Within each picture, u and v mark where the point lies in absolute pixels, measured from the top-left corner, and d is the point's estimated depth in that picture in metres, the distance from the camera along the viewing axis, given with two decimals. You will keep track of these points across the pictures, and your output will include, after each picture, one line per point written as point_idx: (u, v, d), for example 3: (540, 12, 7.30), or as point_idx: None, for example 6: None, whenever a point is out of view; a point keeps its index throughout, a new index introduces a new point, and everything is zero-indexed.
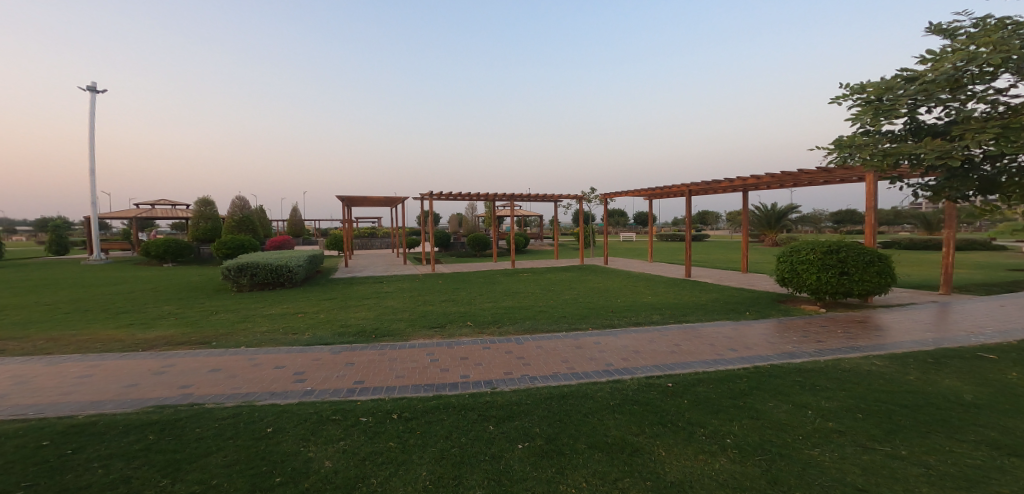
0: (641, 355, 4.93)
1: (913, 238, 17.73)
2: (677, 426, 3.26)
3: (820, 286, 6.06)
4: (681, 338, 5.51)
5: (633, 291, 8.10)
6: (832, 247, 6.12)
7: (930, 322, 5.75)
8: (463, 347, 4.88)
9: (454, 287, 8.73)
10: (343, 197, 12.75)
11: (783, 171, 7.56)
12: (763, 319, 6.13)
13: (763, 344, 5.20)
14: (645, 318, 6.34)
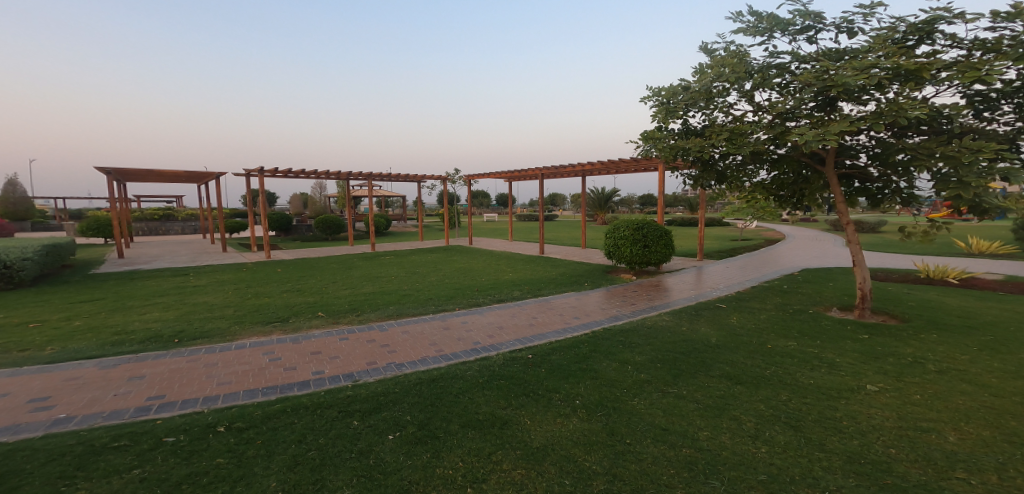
0: (506, 331, 5.14)
1: (711, 219, 21.66)
2: (536, 395, 3.48)
3: (632, 259, 6.99)
4: (537, 310, 5.89)
5: (494, 270, 8.38)
6: (638, 224, 7.08)
7: (693, 284, 7.18)
8: (316, 341, 4.52)
9: (299, 276, 8.02)
10: (100, 168, 10.06)
11: (609, 160, 8.42)
12: (596, 288, 6.87)
13: (597, 310, 5.87)
14: (497, 295, 6.64)
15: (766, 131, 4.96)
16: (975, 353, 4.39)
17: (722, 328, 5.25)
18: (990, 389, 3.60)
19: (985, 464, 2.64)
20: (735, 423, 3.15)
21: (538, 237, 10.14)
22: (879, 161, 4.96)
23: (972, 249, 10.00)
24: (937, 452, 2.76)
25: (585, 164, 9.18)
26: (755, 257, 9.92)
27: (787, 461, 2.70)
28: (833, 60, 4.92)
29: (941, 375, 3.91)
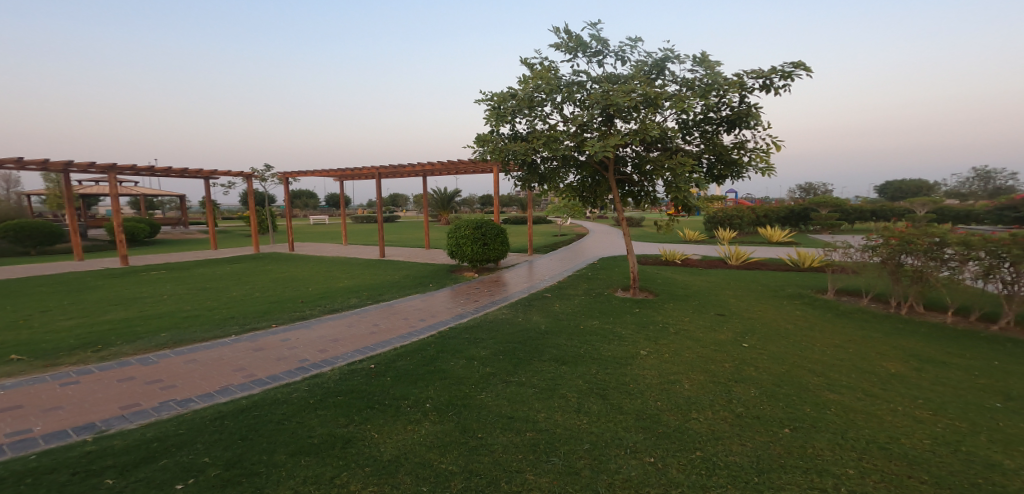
0: (341, 343, 4.73)
1: (542, 218, 23.79)
2: (385, 407, 3.29)
3: (473, 257, 7.17)
4: (381, 316, 5.62)
5: (329, 276, 7.72)
6: (477, 223, 7.30)
7: (528, 277, 7.78)
8: (14, 391, 3.40)
9: (51, 302, 6.14)
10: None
11: (449, 161, 8.43)
12: (443, 288, 6.92)
13: (443, 310, 5.89)
14: (330, 304, 6.10)
15: (571, 139, 5.71)
16: (713, 323, 5.87)
17: (543, 315, 5.85)
18: (709, 350, 4.89)
19: (703, 403, 3.56)
20: (561, 400, 3.53)
21: (379, 238, 9.60)
22: (640, 170, 6.24)
23: (685, 239, 13.07)
24: (681, 399, 3.64)
25: (424, 163, 9.03)
26: (570, 250, 11.24)
27: (600, 427, 3.15)
28: (613, 82, 5.87)
29: (689, 342, 5.15)
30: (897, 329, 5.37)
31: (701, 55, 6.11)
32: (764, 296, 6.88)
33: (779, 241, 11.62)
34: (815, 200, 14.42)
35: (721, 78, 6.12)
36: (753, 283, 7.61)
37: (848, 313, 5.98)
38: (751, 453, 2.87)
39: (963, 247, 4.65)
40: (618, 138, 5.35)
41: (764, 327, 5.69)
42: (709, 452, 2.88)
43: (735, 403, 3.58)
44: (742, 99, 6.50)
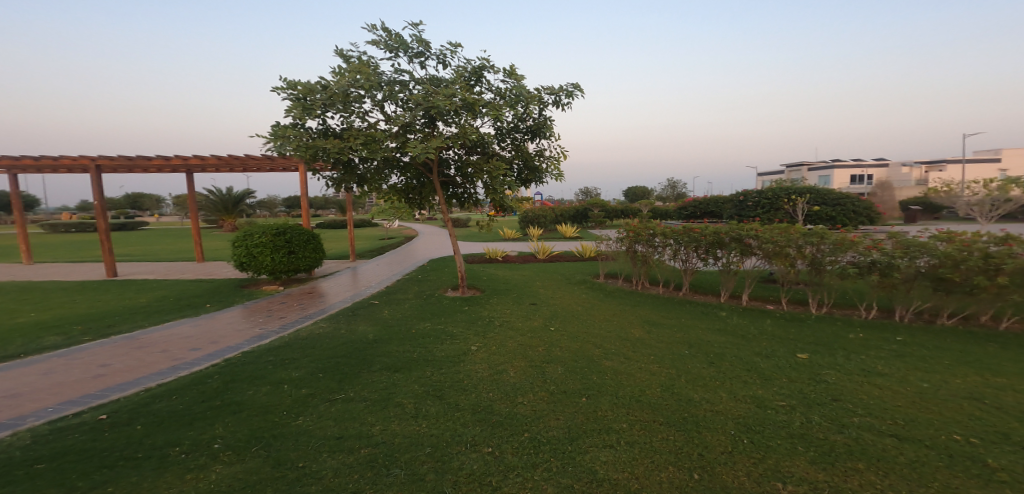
0: (27, 396, 3.43)
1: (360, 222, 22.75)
2: (133, 462, 2.60)
3: (275, 268, 6.30)
4: (119, 354, 4.32)
5: (55, 306, 5.86)
6: (279, 229, 6.43)
7: (349, 284, 7.34)
8: None
9: None
10: None
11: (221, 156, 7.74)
12: (230, 308, 5.88)
13: (231, 333, 5.03)
14: (54, 343, 4.57)
15: (395, 139, 5.59)
16: (530, 313, 6.51)
17: (365, 322, 5.57)
18: (527, 338, 5.42)
19: (521, 387, 3.95)
20: (400, 409, 3.44)
21: (104, 252, 7.85)
22: (461, 172, 6.50)
23: (502, 238, 14.13)
24: (508, 386, 3.98)
25: (186, 157, 7.97)
26: (401, 253, 10.95)
27: (439, 429, 3.17)
28: (435, 86, 5.94)
29: (512, 332, 5.61)
30: (650, 301, 6.84)
31: (509, 70, 6.74)
32: (564, 284, 7.93)
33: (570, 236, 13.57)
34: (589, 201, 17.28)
35: (524, 91, 6.80)
36: (555, 273, 8.67)
37: (612, 292, 7.34)
38: (563, 425, 3.31)
39: (663, 235, 6.70)
40: (439, 140, 5.42)
41: (564, 312, 6.61)
42: (534, 431, 3.20)
43: (549, 382, 4.10)
44: (540, 111, 7.32)
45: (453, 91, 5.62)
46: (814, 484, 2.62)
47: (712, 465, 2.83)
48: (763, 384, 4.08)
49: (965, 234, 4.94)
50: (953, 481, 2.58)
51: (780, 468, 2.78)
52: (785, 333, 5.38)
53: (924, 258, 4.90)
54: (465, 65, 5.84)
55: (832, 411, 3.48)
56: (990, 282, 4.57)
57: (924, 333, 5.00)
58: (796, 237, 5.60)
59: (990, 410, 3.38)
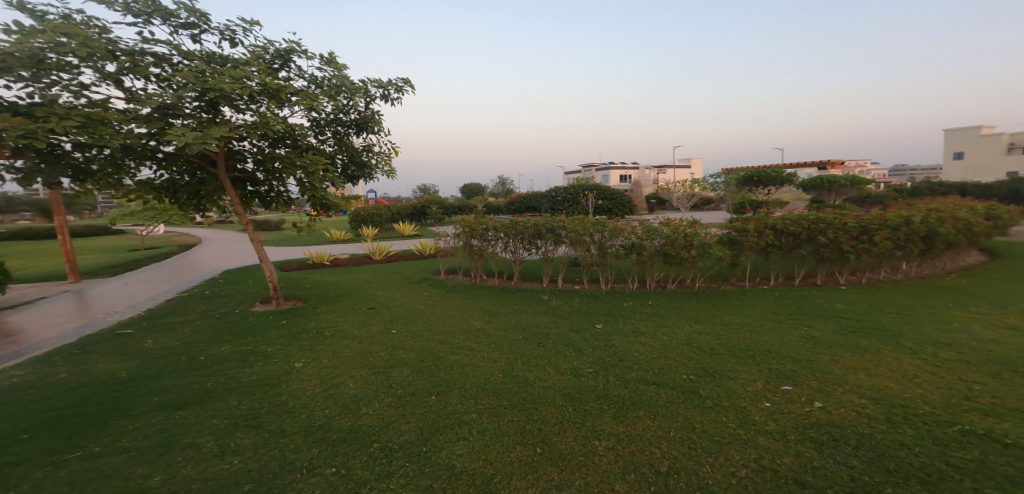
0: None
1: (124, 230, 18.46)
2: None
3: None
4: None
5: None
6: None
7: (66, 316, 5.80)
8: None
9: None
10: None
11: None
12: None
13: None
14: None
15: (148, 123, 4.36)
16: (368, 317, 6.15)
17: (140, 356, 4.46)
18: (367, 344, 5.13)
19: (370, 397, 3.76)
20: (192, 451, 2.86)
21: None
22: (264, 167, 5.71)
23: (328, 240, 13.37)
24: (350, 399, 3.71)
25: None
26: (166, 267, 9.11)
27: (262, 460, 2.79)
28: (216, 64, 5.02)
29: (350, 340, 5.23)
30: (487, 294, 7.13)
31: (327, 56, 6.14)
32: (405, 284, 7.87)
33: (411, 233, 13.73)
34: (427, 199, 18.06)
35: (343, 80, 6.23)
36: (400, 275, 8.52)
37: (455, 287, 7.52)
38: (414, 428, 3.28)
39: (495, 229, 7.02)
40: (224, 129, 4.52)
41: (405, 312, 6.51)
42: (385, 440, 3.09)
43: (395, 386, 4.01)
44: (367, 105, 6.94)
45: (247, 73, 4.76)
46: (619, 437, 3.18)
47: (549, 437, 3.20)
48: (577, 355, 4.96)
49: (682, 219, 6.52)
50: (685, 413, 3.51)
51: (597, 428, 3.32)
52: (589, 308, 6.38)
53: (657, 239, 6.32)
54: (263, 45, 5.13)
55: (620, 370, 4.48)
56: (693, 255, 6.21)
57: (668, 295, 6.63)
58: (589, 227, 6.51)
59: (696, 351, 4.90)
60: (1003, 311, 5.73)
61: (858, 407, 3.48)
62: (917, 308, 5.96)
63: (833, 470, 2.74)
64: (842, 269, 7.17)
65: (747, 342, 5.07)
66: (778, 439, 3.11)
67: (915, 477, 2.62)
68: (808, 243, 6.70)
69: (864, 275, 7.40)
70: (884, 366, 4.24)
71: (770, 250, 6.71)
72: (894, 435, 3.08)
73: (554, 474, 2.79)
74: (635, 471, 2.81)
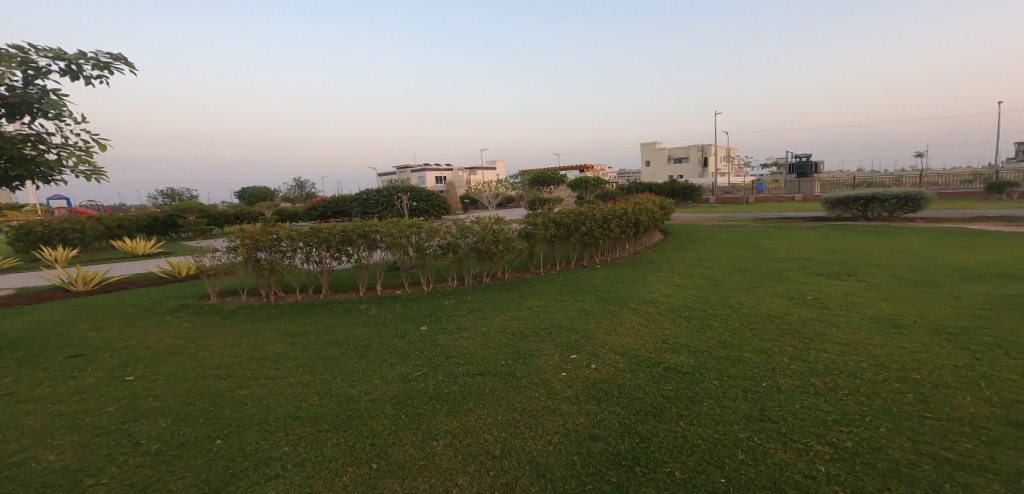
0: None
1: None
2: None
3: None
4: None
5: None
6: None
7: None
8: None
9: None
10: None
11: None
12: None
13: None
14: None
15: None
16: (69, 370, 4.52)
17: None
18: (70, 402, 3.81)
19: (98, 462, 2.92)
20: None
21: None
22: None
23: None
24: (53, 474, 2.80)
25: None
26: None
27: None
28: None
29: (29, 404, 3.78)
30: (288, 312, 6.19)
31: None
32: (151, 316, 6.17)
33: (145, 252, 10.91)
34: (179, 206, 14.59)
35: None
36: (122, 308, 6.60)
37: (234, 312, 6.21)
38: (194, 482, 2.73)
39: (291, 239, 6.15)
40: None
41: (149, 352, 5.03)
42: None
43: (147, 442, 3.17)
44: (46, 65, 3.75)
45: None
46: (454, 434, 3.24)
47: (384, 450, 3.06)
48: (403, 360, 4.82)
49: (488, 217, 7.02)
50: (507, 395, 3.85)
51: (433, 429, 3.32)
52: (412, 311, 6.26)
53: (469, 237, 6.64)
54: None
55: (448, 368, 4.57)
56: (501, 250, 6.78)
57: (483, 289, 7.08)
58: (405, 229, 6.40)
59: (511, 337, 5.41)
60: (674, 275, 8.15)
61: (617, 362, 4.43)
62: (645, 279, 7.91)
63: (606, 419, 3.33)
64: (596, 251, 8.92)
65: (546, 324, 5.80)
66: (573, 402, 3.66)
67: (649, 411, 3.38)
68: (576, 233, 8.00)
69: (609, 255, 9.36)
70: (626, 326, 5.54)
71: (553, 240, 7.72)
72: (635, 380, 3.97)
73: (396, 486, 2.71)
74: (474, 461, 2.91)
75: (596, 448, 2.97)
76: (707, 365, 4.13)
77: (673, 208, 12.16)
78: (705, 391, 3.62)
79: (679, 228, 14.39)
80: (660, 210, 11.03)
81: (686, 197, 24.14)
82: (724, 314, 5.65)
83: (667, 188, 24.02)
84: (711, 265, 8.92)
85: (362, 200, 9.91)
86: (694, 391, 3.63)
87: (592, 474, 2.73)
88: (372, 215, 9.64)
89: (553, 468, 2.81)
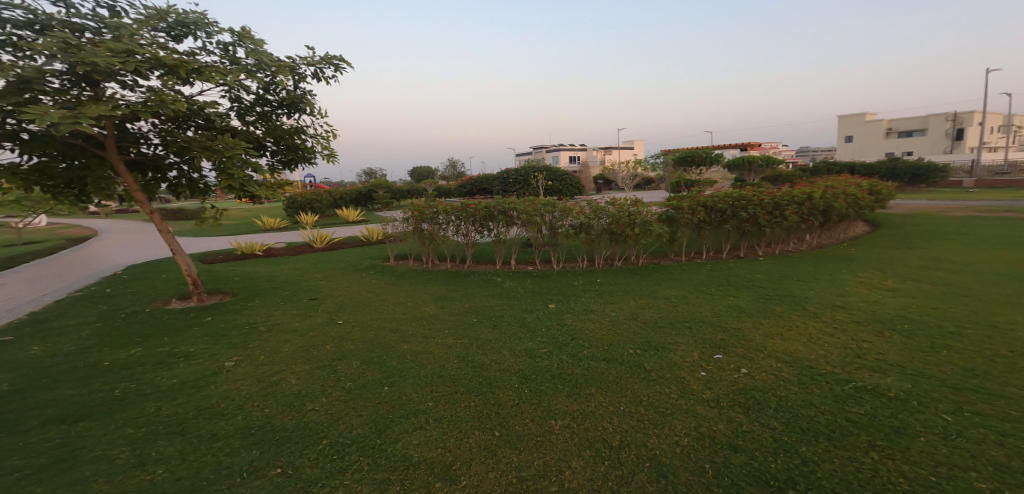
0: None
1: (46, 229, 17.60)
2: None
3: None
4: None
5: None
6: None
7: None
8: None
9: None
10: None
11: None
12: None
13: None
14: None
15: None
16: (308, 309, 6.07)
17: (27, 367, 4.16)
18: (306, 337, 5.07)
19: (315, 391, 3.79)
20: (102, 464, 2.72)
21: None
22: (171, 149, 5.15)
23: (262, 228, 12.90)
24: (292, 396, 3.70)
25: None
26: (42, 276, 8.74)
27: (193, 467, 2.72)
28: (106, 34, 4.33)
29: (279, 333, 5.19)
30: (439, 279, 7.02)
31: (243, 28, 4.94)
32: (353, 272, 7.66)
33: (354, 220, 13.54)
34: (372, 183, 17.45)
35: (268, 58, 5.15)
36: (336, 263, 8.40)
37: (403, 274, 7.32)
38: (367, 421, 3.28)
39: (445, 213, 6.89)
40: (106, 108, 3.83)
41: (349, 301, 6.35)
42: (334, 436, 3.07)
43: (344, 379, 4.01)
44: (294, 83, 5.75)
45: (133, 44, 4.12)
46: (573, 415, 3.28)
47: (507, 419, 3.26)
48: (531, 335, 5.07)
49: (625, 199, 6.77)
50: (633, 387, 3.69)
51: (553, 408, 3.41)
52: (543, 289, 6.47)
53: (603, 218, 6.54)
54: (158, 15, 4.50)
55: (573, 349, 4.63)
56: (636, 233, 6.47)
57: (613, 272, 6.93)
58: (540, 207, 6.59)
59: (641, 325, 5.17)
60: (880, 276, 6.60)
61: (773, 371, 3.82)
62: (821, 275, 6.72)
63: (759, 432, 2.93)
64: (758, 241, 7.82)
65: (686, 315, 5.38)
66: (713, 407, 3.30)
67: (822, 433, 2.86)
68: (733, 219, 7.12)
69: (778, 247, 8.11)
70: (797, 331, 4.71)
71: (701, 226, 7.04)
72: (806, 396, 3.36)
73: (513, 456, 2.83)
74: (591, 447, 2.89)
75: (736, 461, 2.67)
76: (930, 396, 3.20)
77: (894, 194, 9.75)
78: (924, 424, 2.85)
79: (887, 217, 11.66)
80: (868, 196, 8.98)
81: (917, 179, 18.97)
82: (979, 333, 4.33)
83: (884, 169, 19.29)
84: (922, 265, 7.09)
85: (503, 178, 10.56)
86: (903, 422, 2.91)
87: (728, 487, 2.47)
88: (511, 193, 10.25)
89: (678, 471, 2.62)
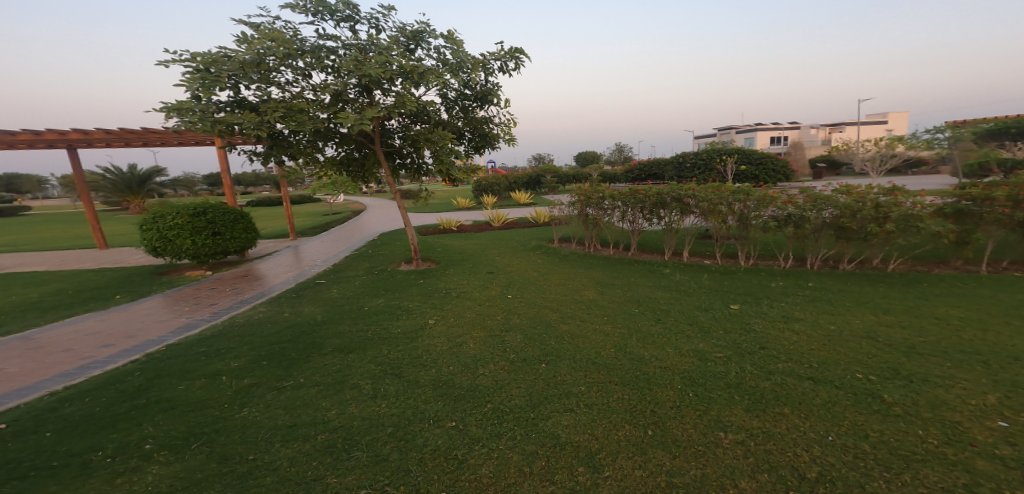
0: None
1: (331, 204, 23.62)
2: (48, 471, 2.22)
3: (198, 251, 6.17)
4: (10, 357, 3.75)
5: None
6: (197, 210, 6.20)
7: (291, 265, 7.90)
8: None
9: None
10: None
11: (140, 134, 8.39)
12: (149, 297, 5.65)
13: (155, 323, 4.64)
14: None
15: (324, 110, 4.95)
16: (485, 282, 6.70)
17: (330, 304, 5.42)
18: (507, 314, 5.34)
19: (491, 356, 3.71)
20: (356, 391, 3.03)
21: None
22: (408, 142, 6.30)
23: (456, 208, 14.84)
24: (479, 357, 3.69)
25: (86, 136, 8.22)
26: (339, 240, 11.62)
27: (401, 406, 2.84)
28: (366, 50, 5.42)
29: (469, 302, 5.80)
30: (600, 264, 6.91)
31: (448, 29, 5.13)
32: (522, 251, 8.15)
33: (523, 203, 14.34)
34: (540, 167, 18.17)
35: (466, 56, 5.81)
36: (512, 242, 9.01)
37: (567, 257, 7.46)
38: (523, 393, 3.01)
39: (612, 198, 6.67)
40: (375, 111, 4.84)
41: (518, 279, 6.77)
42: (496, 402, 2.89)
43: (507, 351, 3.81)
44: (484, 78, 6.36)
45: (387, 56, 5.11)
46: (751, 432, 2.45)
47: (662, 421, 2.60)
48: (703, 337, 3.94)
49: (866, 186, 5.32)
50: (854, 418, 2.51)
51: (722, 419, 2.59)
52: (722, 287, 5.57)
53: (826, 210, 5.30)
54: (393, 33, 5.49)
55: (760, 359, 3.35)
56: (884, 229, 5.00)
57: (827, 275, 5.51)
58: (726, 195, 5.78)
59: (882, 347, 3.40)
60: None
61: None
62: None
63: None
64: None
65: (968, 342, 3.39)
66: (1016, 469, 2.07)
67: None
68: None
69: None
70: None
71: None
72: None
73: (664, 459, 2.30)
74: (771, 471, 2.17)
75: None
76: None
77: None
78: None
79: None
80: None
81: None
82: None
83: None
84: None
85: (677, 162, 9.68)
86: None
87: None
88: (687, 178, 9.33)
89: None
